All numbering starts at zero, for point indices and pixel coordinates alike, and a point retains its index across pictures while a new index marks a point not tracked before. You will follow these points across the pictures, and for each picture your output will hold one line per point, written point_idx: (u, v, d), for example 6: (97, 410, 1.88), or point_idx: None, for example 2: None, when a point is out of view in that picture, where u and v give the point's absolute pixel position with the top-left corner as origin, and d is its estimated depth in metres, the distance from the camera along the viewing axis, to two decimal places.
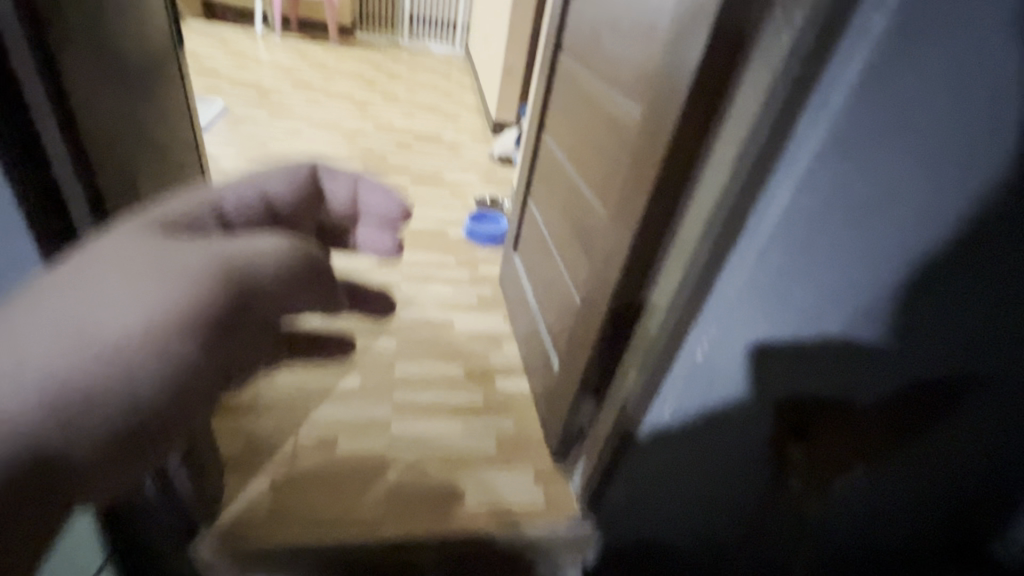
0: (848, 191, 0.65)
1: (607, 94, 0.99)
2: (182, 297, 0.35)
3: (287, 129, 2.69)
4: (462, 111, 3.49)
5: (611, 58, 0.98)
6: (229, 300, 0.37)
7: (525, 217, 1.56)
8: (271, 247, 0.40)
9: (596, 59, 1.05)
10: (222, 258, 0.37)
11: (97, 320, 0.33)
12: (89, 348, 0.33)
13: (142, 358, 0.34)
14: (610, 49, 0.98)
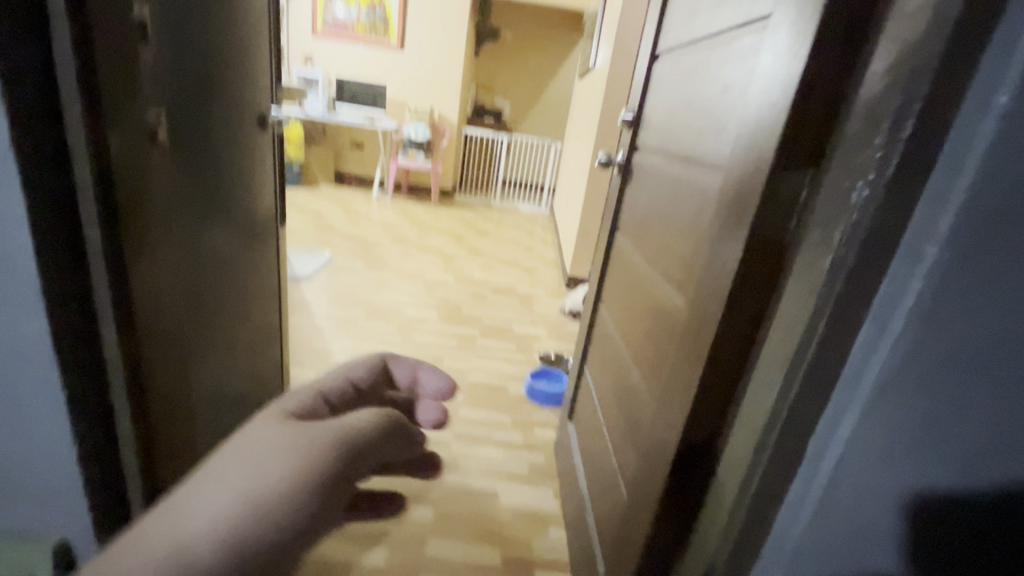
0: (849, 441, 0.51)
1: (656, 280, 0.97)
2: (310, 465, 0.41)
3: (379, 279, 2.99)
4: (539, 265, 3.69)
5: (660, 247, 0.98)
6: (348, 461, 0.43)
7: (580, 385, 1.50)
8: (369, 419, 0.46)
9: (647, 245, 1.05)
10: (342, 431, 0.43)
11: (247, 497, 0.38)
12: (248, 522, 0.38)
13: (273, 525, 0.39)
14: (659, 238, 0.99)
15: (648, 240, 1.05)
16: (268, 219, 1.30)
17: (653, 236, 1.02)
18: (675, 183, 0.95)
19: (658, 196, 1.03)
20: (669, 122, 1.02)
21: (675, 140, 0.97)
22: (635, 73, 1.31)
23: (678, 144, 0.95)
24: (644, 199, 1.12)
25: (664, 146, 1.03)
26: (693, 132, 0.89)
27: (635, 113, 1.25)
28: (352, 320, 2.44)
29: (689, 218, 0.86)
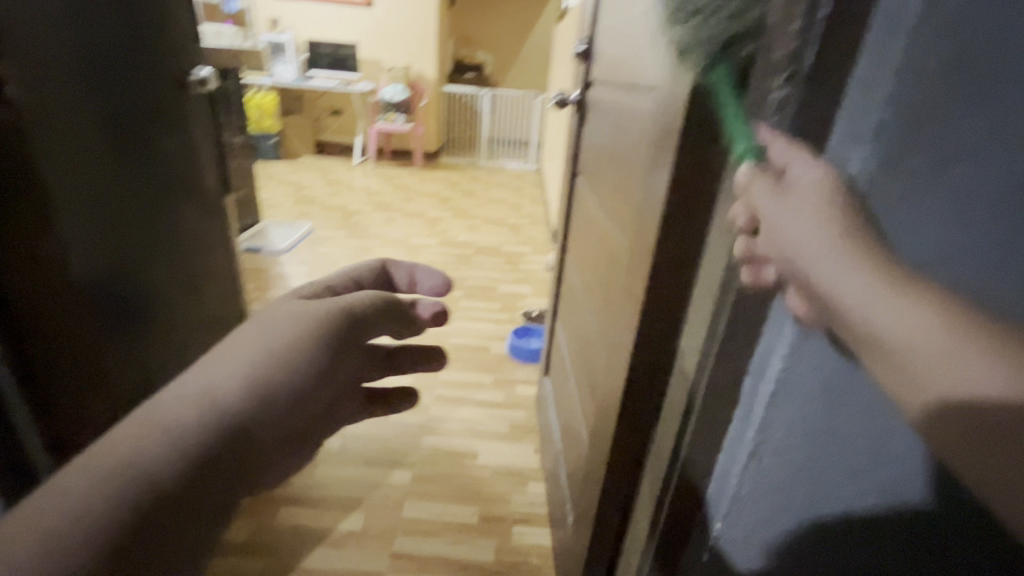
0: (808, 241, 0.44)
1: (607, 222, 0.92)
2: (318, 329, 0.47)
3: (361, 247, 2.93)
4: (526, 223, 3.60)
5: (609, 185, 0.91)
6: (350, 326, 0.49)
7: (554, 338, 1.46)
8: (366, 300, 0.51)
9: (599, 186, 0.99)
10: (342, 305, 0.50)
11: (258, 351, 0.45)
12: (265, 370, 0.44)
13: (287, 372, 0.45)
14: (608, 176, 0.92)
15: (600, 180, 0.98)
16: (213, 190, 1.26)
17: (604, 176, 0.96)
18: (620, 114, 0.88)
19: (608, 130, 0.96)
20: (614, 48, 0.94)
21: (620, 66, 0.89)
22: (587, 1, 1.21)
23: (622, 69, 0.88)
24: (598, 135, 1.05)
25: (612, 74, 0.95)
26: (632, 53, 0.81)
27: (588, 45, 1.16)
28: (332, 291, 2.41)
29: (631, 150, 0.79)
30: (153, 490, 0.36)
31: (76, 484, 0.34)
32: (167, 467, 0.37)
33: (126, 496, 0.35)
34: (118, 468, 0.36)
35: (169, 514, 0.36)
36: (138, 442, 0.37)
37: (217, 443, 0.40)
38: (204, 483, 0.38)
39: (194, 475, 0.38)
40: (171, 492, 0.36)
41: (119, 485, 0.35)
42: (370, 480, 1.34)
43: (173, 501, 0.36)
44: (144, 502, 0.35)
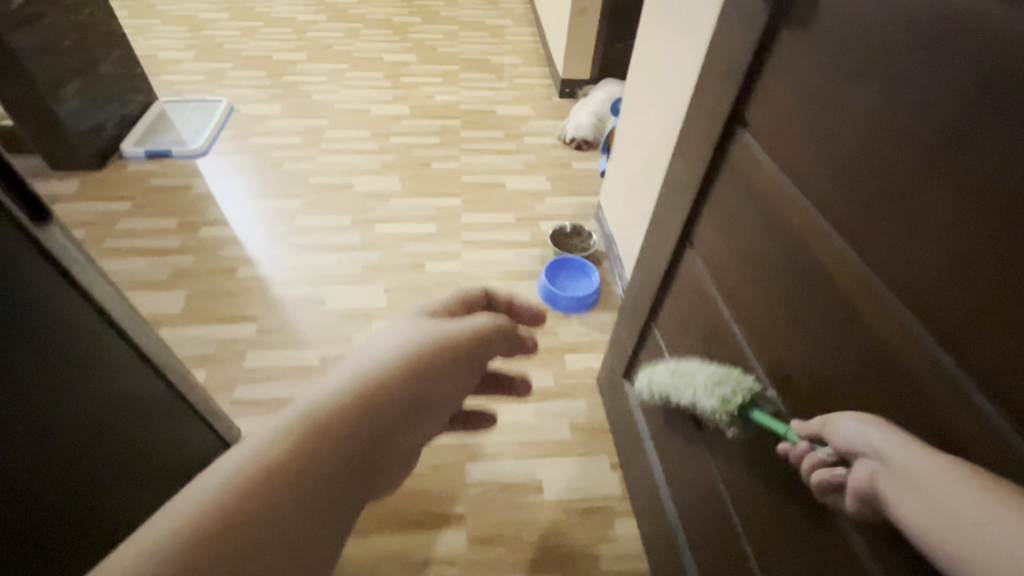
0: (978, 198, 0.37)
1: (958, 383, 0.40)
2: (446, 349, 0.50)
3: (307, 130, 2.16)
4: (516, 63, 2.72)
5: (1019, 311, 0.36)
6: (474, 347, 0.52)
7: (647, 348, 1.00)
8: (481, 322, 0.54)
9: (919, 259, 0.43)
10: (477, 325, 0.54)
11: (419, 349, 0.48)
12: (424, 354, 0.48)
13: (438, 362, 0.49)
14: (976, 238, 0.38)
15: (932, 250, 0.41)
16: None
17: (962, 259, 0.39)
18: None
19: (1003, 141, 0.35)
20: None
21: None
22: None
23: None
24: (908, 111, 0.42)
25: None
26: None
27: None
28: (285, 214, 1.77)
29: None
30: (371, 423, 0.41)
31: (336, 400, 0.41)
32: (385, 409, 0.43)
33: (359, 438, 0.40)
34: (335, 407, 0.40)
35: (376, 452, 0.42)
36: (347, 389, 0.42)
37: (423, 389, 0.47)
38: (409, 423, 0.45)
39: (389, 433, 0.43)
40: (391, 435, 0.43)
41: (353, 423, 0.40)
42: (416, 555, 1.03)
43: (385, 434, 0.43)
44: (365, 441, 0.41)
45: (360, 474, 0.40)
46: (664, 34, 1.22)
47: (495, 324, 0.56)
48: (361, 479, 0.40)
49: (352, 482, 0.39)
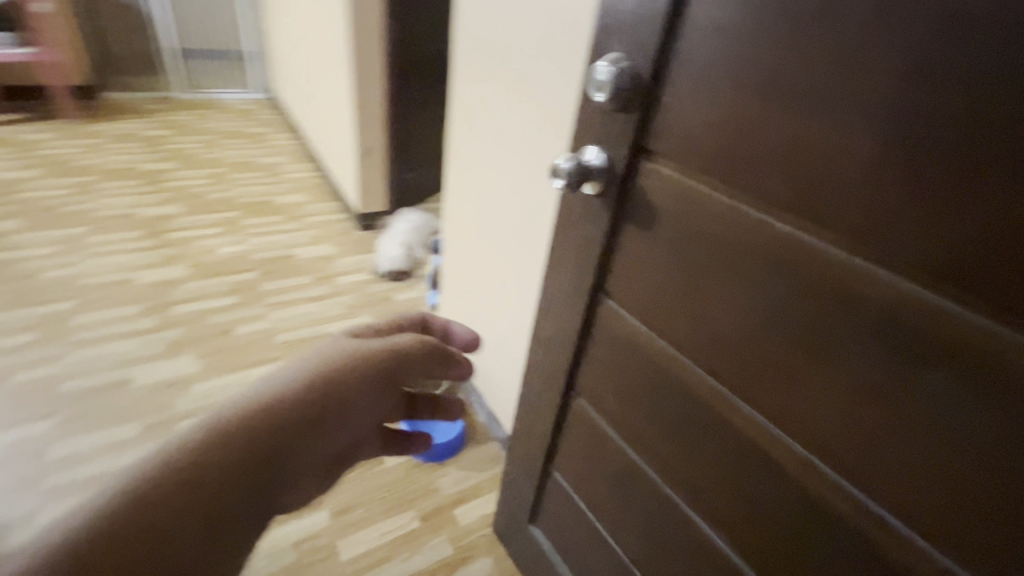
0: (833, 308, 0.48)
1: (868, 506, 0.49)
2: (358, 371, 0.43)
3: (44, 321, 1.68)
4: (305, 199, 2.63)
5: (887, 393, 0.45)
6: (393, 369, 0.46)
7: (551, 493, 0.99)
8: (407, 342, 0.48)
9: (796, 372, 0.52)
10: (393, 344, 0.47)
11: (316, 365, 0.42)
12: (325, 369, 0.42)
13: (352, 382, 0.43)
14: (840, 338, 0.48)
15: (804, 342, 0.51)
16: None
17: (841, 408, 0.49)
18: (951, 348, 0.41)
19: (841, 264, 0.47)
20: (882, 180, 0.42)
21: (945, 241, 0.39)
22: None
23: (975, 259, 0.38)
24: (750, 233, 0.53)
25: (868, 231, 0.44)
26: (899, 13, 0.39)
27: (672, 84, 0.56)
28: (31, 449, 1.33)
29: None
30: (257, 437, 0.36)
31: (220, 419, 0.36)
32: (276, 433, 0.37)
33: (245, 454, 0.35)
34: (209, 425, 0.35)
35: (262, 473, 0.36)
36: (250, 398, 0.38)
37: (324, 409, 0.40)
38: (313, 444, 0.40)
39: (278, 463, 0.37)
40: (289, 462, 0.38)
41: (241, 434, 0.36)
42: None
43: (282, 462, 0.38)
44: (255, 471, 0.36)
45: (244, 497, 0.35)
46: (466, 190, 1.29)
47: (418, 343, 0.48)
48: (244, 497, 0.35)
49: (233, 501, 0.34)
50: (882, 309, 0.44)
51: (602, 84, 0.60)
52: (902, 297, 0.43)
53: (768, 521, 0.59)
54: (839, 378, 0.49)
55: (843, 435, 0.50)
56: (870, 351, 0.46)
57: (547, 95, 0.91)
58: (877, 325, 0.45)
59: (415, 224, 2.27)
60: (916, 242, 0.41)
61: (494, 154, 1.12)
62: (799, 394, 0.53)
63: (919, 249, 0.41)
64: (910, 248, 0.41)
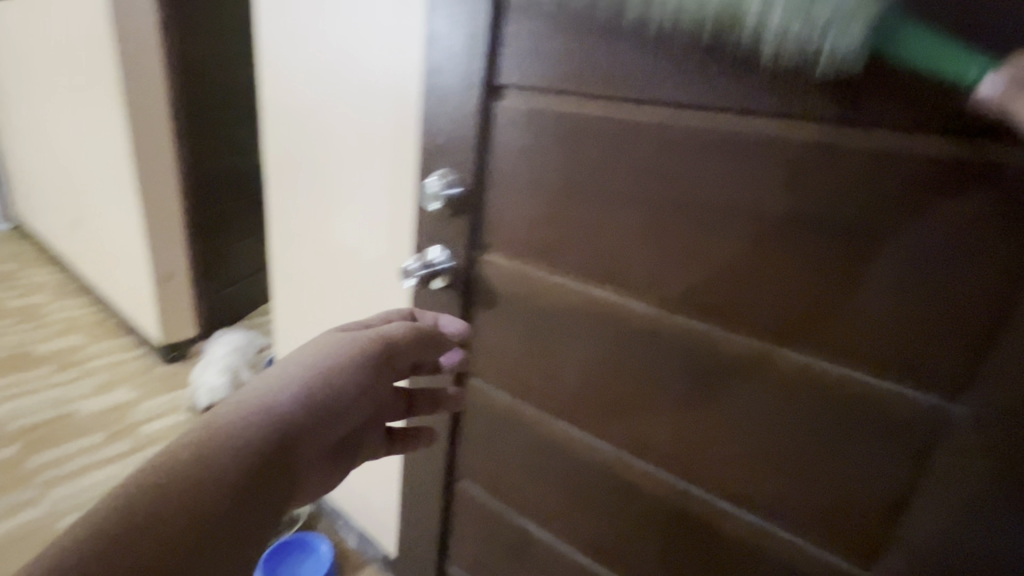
0: (647, 344, 0.62)
1: (708, 499, 0.62)
2: (351, 356, 0.49)
3: None
4: (81, 341, 2.18)
5: (696, 401, 0.60)
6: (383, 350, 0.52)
7: None
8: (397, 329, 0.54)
9: (633, 402, 0.64)
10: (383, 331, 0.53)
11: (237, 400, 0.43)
12: (254, 410, 0.42)
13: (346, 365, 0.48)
14: (655, 366, 0.62)
15: (633, 376, 0.64)
16: None
17: (671, 420, 0.62)
18: (728, 363, 0.57)
19: (641, 309, 0.61)
20: (655, 252, 0.58)
21: (704, 288, 0.56)
22: (439, 101, 0.68)
23: (723, 298, 0.55)
24: (574, 296, 0.66)
25: (656, 289, 0.59)
26: (642, 127, 0.56)
27: (494, 193, 0.68)
28: None
29: (816, 439, 0.53)
30: (266, 448, 0.41)
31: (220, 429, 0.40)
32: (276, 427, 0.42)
33: (183, 513, 0.36)
34: (133, 493, 0.36)
35: (277, 470, 0.41)
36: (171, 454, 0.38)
37: (273, 438, 0.42)
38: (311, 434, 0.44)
39: (242, 496, 0.39)
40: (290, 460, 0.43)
41: (165, 498, 0.36)
42: None
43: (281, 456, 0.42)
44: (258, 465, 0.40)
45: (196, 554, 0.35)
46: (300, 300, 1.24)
47: (405, 329, 0.55)
48: (259, 494, 0.39)
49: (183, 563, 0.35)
50: (677, 339, 0.59)
51: (435, 194, 0.70)
52: (688, 327, 0.58)
53: (639, 532, 0.68)
54: (661, 397, 0.62)
55: (674, 442, 0.63)
56: (677, 372, 0.60)
57: (370, 204, 0.96)
58: (678, 351, 0.60)
59: (237, 344, 2.06)
60: (688, 284, 0.57)
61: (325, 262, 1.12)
62: (640, 419, 0.65)
63: (689, 290, 0.57)
64: (685, 290, 0.58)
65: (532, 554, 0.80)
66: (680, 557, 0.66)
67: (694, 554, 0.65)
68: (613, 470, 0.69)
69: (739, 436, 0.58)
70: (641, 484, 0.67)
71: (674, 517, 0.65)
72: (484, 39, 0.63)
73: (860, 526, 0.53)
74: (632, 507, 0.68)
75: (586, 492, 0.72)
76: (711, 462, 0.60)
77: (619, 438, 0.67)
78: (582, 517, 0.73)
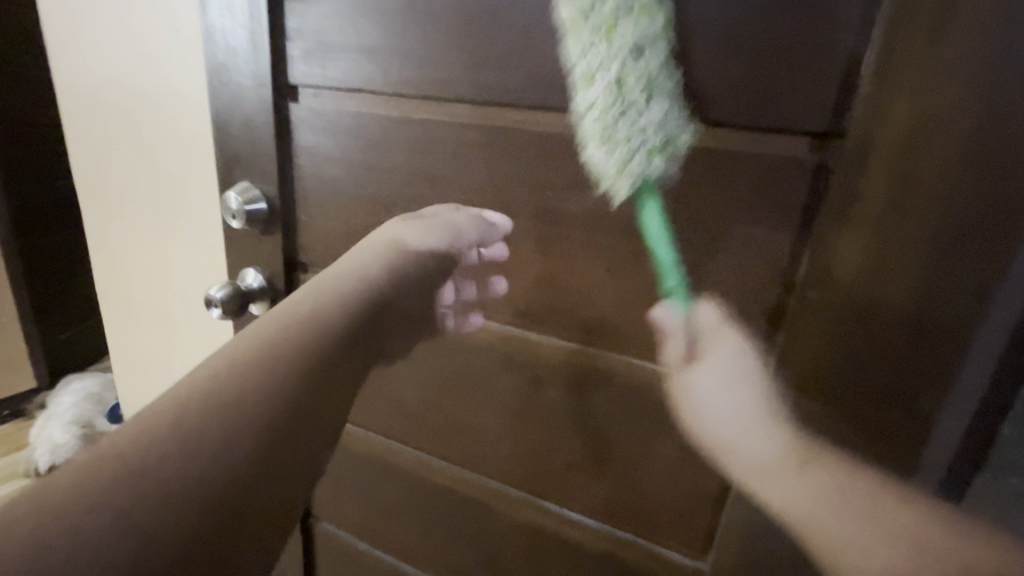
0: (480, 357, 0.58)
1: (558, 510, 0.60)
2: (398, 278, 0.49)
3: None
4: None
5: (532, 409, 0.57)
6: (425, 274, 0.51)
7: None
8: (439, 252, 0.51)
9: (475, 417, 0.61)
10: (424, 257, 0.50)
11: (262, 351, 0.38)
12: (279, 350, 0.39)
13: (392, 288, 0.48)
14: (490, 378, 0.59)
15: (472, 390, 0.60)
16: None
17: (514, 432, 0.59)
18: (555, 367, 0.55)
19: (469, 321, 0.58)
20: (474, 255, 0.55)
21: (525, 293, 0.54)
22: (229, 105, 0.60)
23: (541, 301, 0.53)
24: None
25: (478, 298, 0.56)
26: (441, 130, 0.52)
27: (306, 203, 0.61)
28: None
29: (641, 434, 0.52)
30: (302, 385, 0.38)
31: (232, 399, 0.35)
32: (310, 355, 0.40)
33: (203, 507, 0.31)
34: (163, 474, 0.30)
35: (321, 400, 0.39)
36: (180, 428, 0.32)
37: (310, 383, 0.39)
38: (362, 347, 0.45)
39: (277, 457, 0.35)
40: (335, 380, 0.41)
41: (180, 483, 0.30)
42: None
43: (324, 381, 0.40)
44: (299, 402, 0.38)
45: (227, 532, 0.31)
46: (123, 341, 1.07)
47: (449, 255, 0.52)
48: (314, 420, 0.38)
49: (209, 558, 0.30)
50: (509, 347, 0.57)
51: (235, 211, 0.61)
52: (518, 334, 0.56)
53: (498, 554, 0.65)
54: (501, 412, 0.59)
55: (517, 455, 0.60)
56: (513, 382, 0.58)
57: (173, 229, 0.82)
58: (510, 362, 0.57)
59: (86, 392, 1.76)
60: (509, 290, 0.54)
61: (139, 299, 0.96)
62: (483, 436, 0.61)
63: (513, 296, 0.54)
64: (509, 296, 0.55)
65: None
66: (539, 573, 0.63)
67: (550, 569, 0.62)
68: (465, 492, 0.64)
69: (577, 442, 0.56)
70: (494, 504, 0.63)
71: (528, 534, 0.62)
72: (265, 35, 0.55)
73: (693, 519, 0.53)
74: (489, 529, 0.64)
75: (444, 519, 0.67)
76: (554, 471, 0.58)
77: (466, 458, 0.63)
78: (443, 545, 0.68)
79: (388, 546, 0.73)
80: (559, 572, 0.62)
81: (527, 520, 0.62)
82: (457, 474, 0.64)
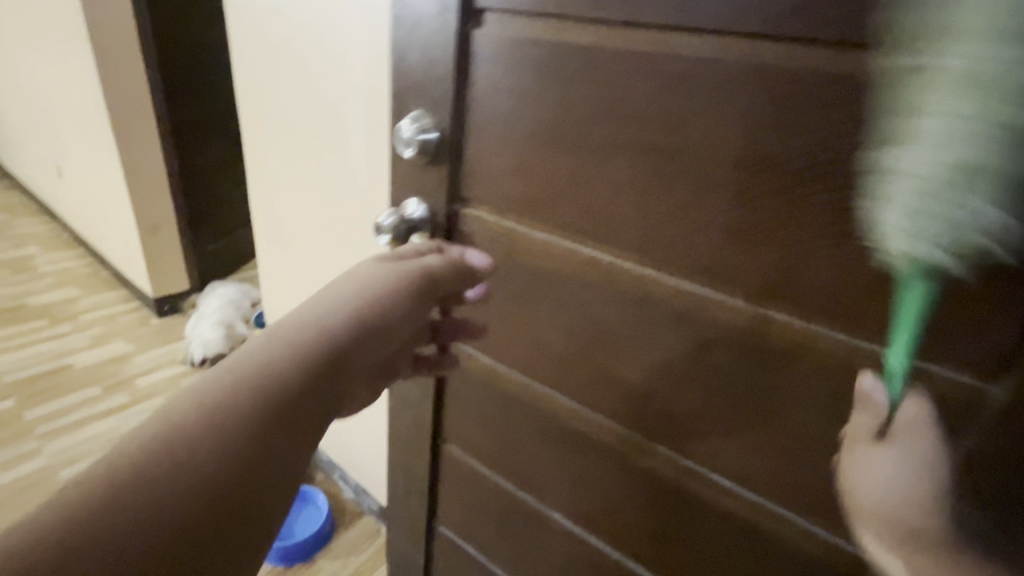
0: (643, 309, 0.56)
1: (704, 474, 0.58)
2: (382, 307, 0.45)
3: None
4: (74, 295, 2.14)
5: (693, 370, 0.55)
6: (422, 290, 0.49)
7: (438, 550, 0.95)
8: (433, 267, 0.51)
9: (626, 370, 0.59)
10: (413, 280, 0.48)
11: (255, 361, 0.36)
12: (261, 363, 0.36)
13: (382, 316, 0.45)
14: (650, 333, 0.56)
15: (627, 342, 0.58)
16: None
17: (668, 391, 0.57)
18: (730, 331, 0.51)
19: (637, 271, 0.55)
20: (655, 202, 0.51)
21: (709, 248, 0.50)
22: (409, 33, 0.60)
23: (726, 259, 0.49)
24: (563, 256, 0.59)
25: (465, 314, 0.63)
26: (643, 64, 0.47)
27: (476, 136, 0.60)
28: None
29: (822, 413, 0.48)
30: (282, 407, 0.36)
31: (201, 412, 0.33)
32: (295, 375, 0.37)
33: (167, 524, 0.30)
34: (115, 493, 0.29)
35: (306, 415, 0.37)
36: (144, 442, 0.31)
37: (304, 395, 0.37)
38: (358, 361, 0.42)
39: (250, 485, 0.33)
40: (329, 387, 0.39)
41: (127, 516, 0.29)
42: None
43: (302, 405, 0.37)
44: (278, 421, 0.35)
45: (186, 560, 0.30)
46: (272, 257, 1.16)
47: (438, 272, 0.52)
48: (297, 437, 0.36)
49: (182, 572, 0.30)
50: (680, 305, 0.53)
51: (408, 140, 0.62)
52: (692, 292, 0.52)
53: (629, 503, 0.65)
54: (657, 368, 0.57)
55: (667, 414, 0.58)
56: (676, 340, 0.55)
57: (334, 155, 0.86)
58: (678, 320, 0.54)
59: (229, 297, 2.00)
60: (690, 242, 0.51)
61: (292, 219, 1.03)
62: (632, 389, 0.60)
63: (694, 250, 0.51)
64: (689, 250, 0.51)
65: (519, 515, 0.79)
66: (670, 529, 0.63)
67: (684, 528, 0.62)
68: (603, 440, 0.65)
69: (740, 411, 0.53)
70: (633, 456, 0.63)
71: (666, 490, 0.62)
72: None
73: None
74: (624, 477, 0.65)
75: (576, 460, 0.68)
76: (707, 435, 0.56)
77: (610, 407, 0.62)
78: (570, 484, 0.70)
79: (513, 475, 0.76)
80: (693, 532, 0.61)
81: (668, 477, 0.61)
82: (595, 422, 0.65)
